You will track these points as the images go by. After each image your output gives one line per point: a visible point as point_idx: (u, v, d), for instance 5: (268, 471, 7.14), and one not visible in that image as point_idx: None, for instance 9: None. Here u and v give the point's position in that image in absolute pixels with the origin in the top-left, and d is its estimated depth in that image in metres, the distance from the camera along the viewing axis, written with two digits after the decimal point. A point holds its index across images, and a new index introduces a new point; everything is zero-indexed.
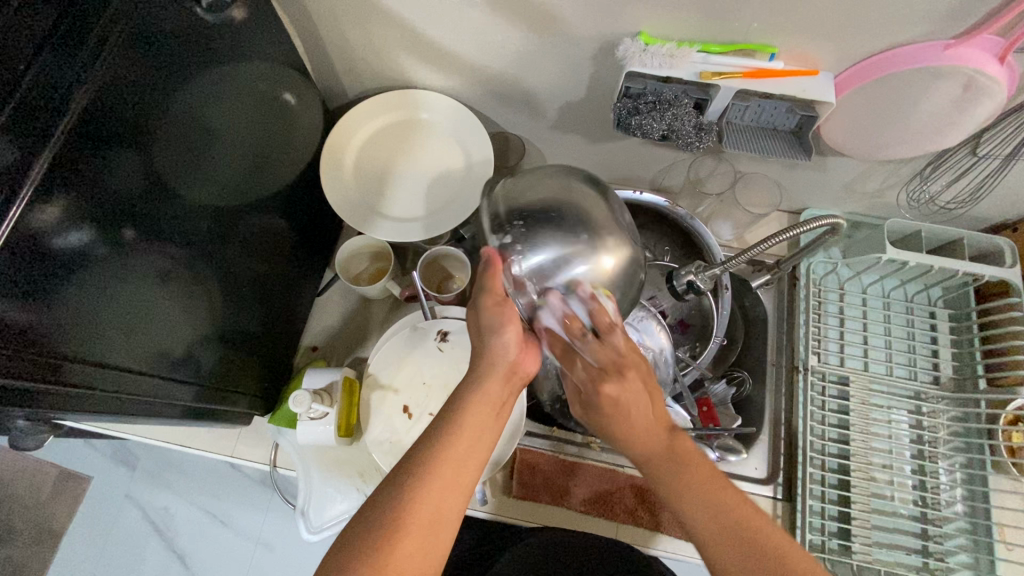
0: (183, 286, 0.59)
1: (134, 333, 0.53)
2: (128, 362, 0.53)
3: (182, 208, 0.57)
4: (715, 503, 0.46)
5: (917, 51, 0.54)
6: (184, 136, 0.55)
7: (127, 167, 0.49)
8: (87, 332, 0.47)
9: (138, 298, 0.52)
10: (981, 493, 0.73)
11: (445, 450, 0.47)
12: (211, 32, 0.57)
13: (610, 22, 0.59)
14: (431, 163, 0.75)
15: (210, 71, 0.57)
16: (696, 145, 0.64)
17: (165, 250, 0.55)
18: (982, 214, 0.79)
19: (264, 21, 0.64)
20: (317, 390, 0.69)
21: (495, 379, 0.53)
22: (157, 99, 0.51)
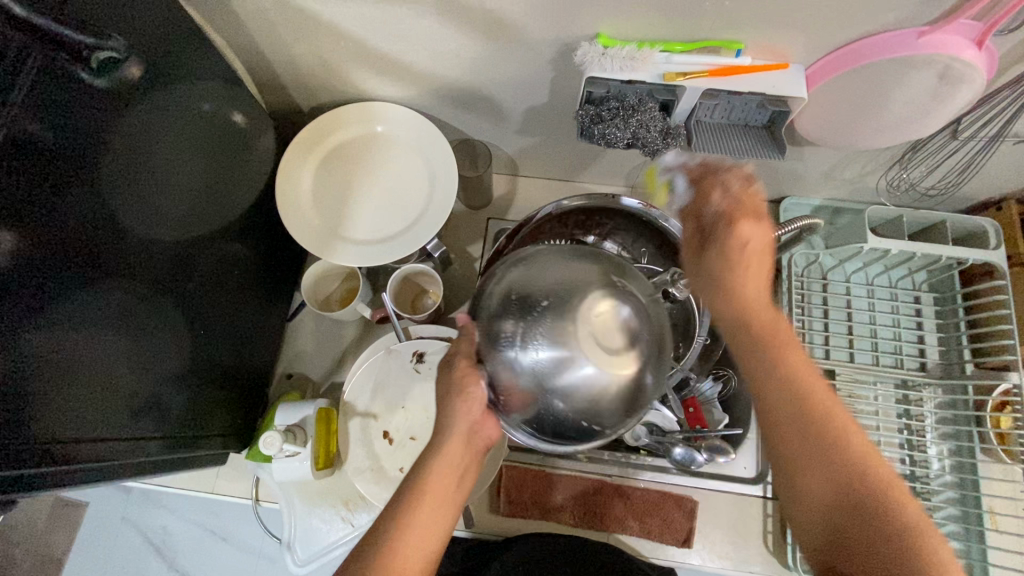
0: (139, 331, 0.55)
1: (94, 395, 0.50)
2: (89, 426, 0.50)
3: (125, 255, 0.53)
4: (812, 411, 0.41)
5: (891, 39, 0.51)
6: (117, 183, 0.51)
7: (47, 258, 0.44)
8: (53, 422, 0.46)
9: (91, 372, 0.49)
10: (971, 481, 0.72)
11: (404, 530, 0.46)
12: (110, 96, 0.49)
13: (566, 25, 0.55)
14: (393, 179, 0.72)
15: (130, 129, 0.52)
16: (662, 151, 0.61)
17: (114, 301, 0.52)
18: (966, 196, 0.77)
19: (190, 47, 0.58)
20: (289, 427, 0.67)
21: (456, 442, 0.50)
22: (70, 179, 0.46)
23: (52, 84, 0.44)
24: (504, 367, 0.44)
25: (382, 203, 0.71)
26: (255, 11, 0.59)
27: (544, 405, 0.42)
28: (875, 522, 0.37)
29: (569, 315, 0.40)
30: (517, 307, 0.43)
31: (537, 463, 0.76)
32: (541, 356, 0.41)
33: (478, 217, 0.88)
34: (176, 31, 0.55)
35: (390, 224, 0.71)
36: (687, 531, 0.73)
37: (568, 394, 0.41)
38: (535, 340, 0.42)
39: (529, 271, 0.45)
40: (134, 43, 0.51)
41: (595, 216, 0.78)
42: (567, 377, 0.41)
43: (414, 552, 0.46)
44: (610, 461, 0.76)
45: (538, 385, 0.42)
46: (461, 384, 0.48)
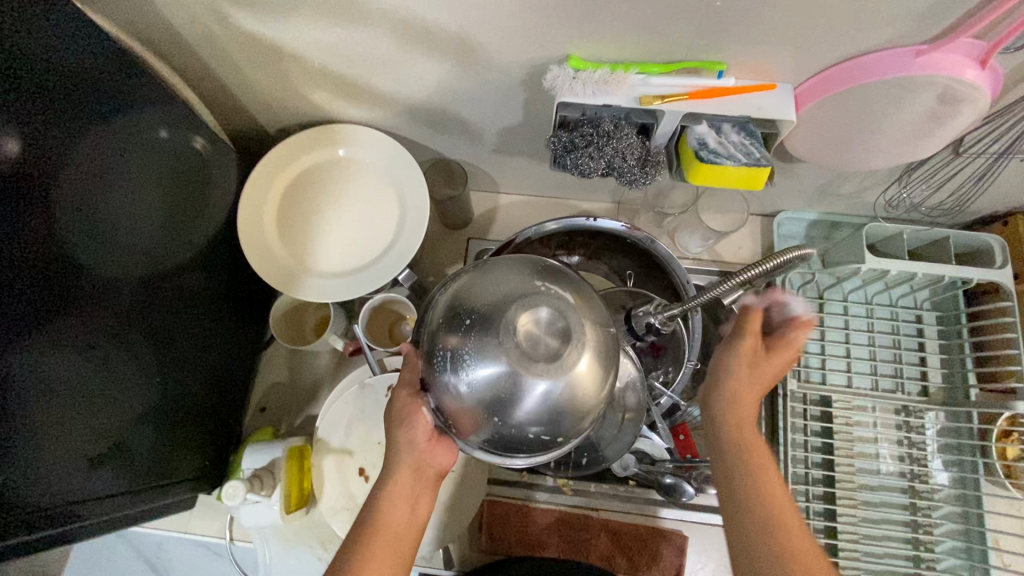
0: (94, 388, 0.52)
1: (48, 466, 0.47)
2: (44, 496, 0.47)
3: (71, 312, 0.49)
4: (747, 440, 0.50)
5: (887, 59, 0.47)
6: (53, 242, 0.47)
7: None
8: (25, 489, 0.45)
9: (46, 446, 0.46)
10: (976, 514, 0.69)
11: (362, 566, 0.46)
12: (26, 158, 0.44)
13: (534, 47, 0.51)
14: (363, 205, 0.68)
15: (65, 177, 0.48)
16: (643, 182, 0.57)
17: (61, 365, 0.48)
18: (971, 210, 0.72)
19: (113, 72, 0.52)
20: (253, 474, 0.64)
21: (404, 473, 0.50)
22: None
23: None
24: (448, 391, 0.44)
25: (349, 232, 0.68)
26: (205, 36, 0.55)
27: (491, 419, 0.43)
28: (767, 526, 0.46)
29: (503, 327, 0.41)
30: (454, 326, 0.44)
31: (521, 497, 0.74)
32: (477, 375, 0.41)
33: (457, 237, 0.84)
34: (98, 60, 0.50)
35: (358, 254, 0.67)
36: (677, 567, 0.70)
37: (513, 406, 0.41)
38: (470, 359, 0.42)
39: (467, 288, 0.45)
40: (38, 93, 0.45)
41: (578, 237, 0.74)
42: (507, 389, 0.41)
43: None
44: (595, 493, 0.73)
45: (483, 400, 0.42)
46: (404, 413, 0.49)
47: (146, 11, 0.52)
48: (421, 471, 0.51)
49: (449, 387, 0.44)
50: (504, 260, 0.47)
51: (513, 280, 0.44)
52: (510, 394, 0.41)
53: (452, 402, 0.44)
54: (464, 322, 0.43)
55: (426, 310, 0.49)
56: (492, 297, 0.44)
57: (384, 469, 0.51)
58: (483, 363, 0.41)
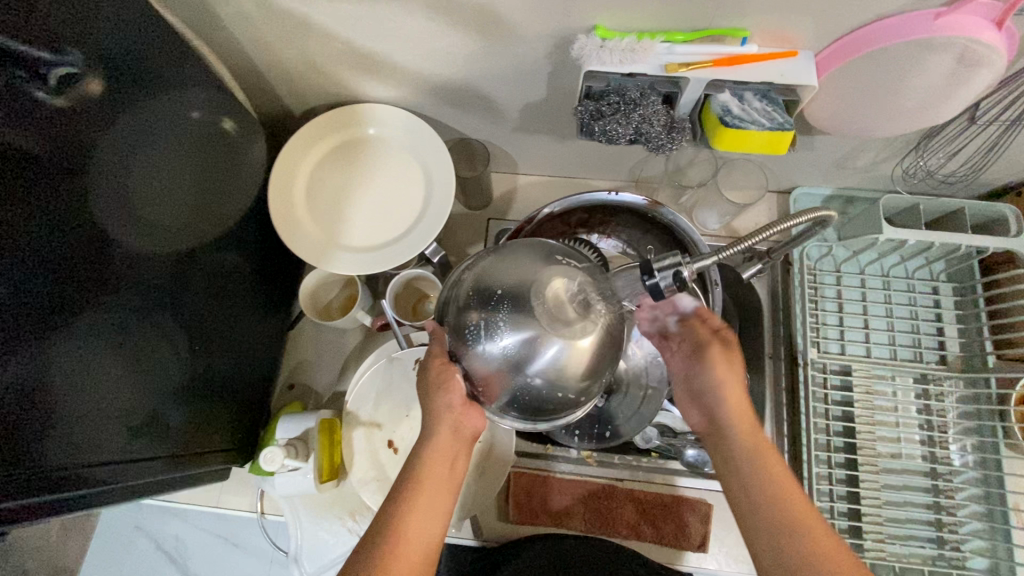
0: (140, 346, 0.54)
1: (101, 410, 0.49)
2: (95, 448, 0.49)
3: (123, 264, 0.51)
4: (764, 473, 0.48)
5: (906, 22, 0.48)
6: (110, 194, 0.50)
7: (25, 291, 0.42)
8: (51, 452, 0.44)
9: (98, 388, 0.49)
10: (996, 478, 0.70)
11: (404, 523, 0.47)
12: (73, 116, 0.45)
13: (561, 18, 0.52)
14: (391, 183, 0.70)
15: (104, 143, 0.49)
16: (668, 147, 0.59)
17: (113, 311, 0.51)
18: (984, 181, 0.74)
19: (161, 50, 0.54)
20: (289, 442, 0.66)
21: (442, 435, 0.50)
22: (58, 195, 0.44)
23: (23, 102, 0.42)
24: (478, 359, 0.46)
25: (377, 209, 0.70)
26: (239, 14, 0.57)
27: (519, 385, 0.45)
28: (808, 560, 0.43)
29: (529, 301, 0.44)
30: (482, 300, 0.46)
31: (545, 468, 0.75)
32: (508, 343, 0.44)
33: (478, 217, 0.86)
34: (154, 34, 0.53)
35: (386, 231, 0.69)
36: (702, 535, 0.71)
37: (541, 370, 0.44)
38: (501, 329, 0.44)
39: (493, 266, 0.48)
40: (97, 56, 0.47)
41: (598, 213, 0.76)
42: (537, 354, 0.43)
43: (417, 541, 0.47)
44: (618, 464, 0.74)
45: (510, 367, 0.44)
46: (440, 379, 0.50)
47: None
48: (458, 433, 0.51)
49: (479, 356, 0.46)
50: (520, 243, 0.49)
51: (535, 258, 0.47)
52: (536, 360, 0.44)
53: (484, 370, 0.46)
54: (493, 295, 0.45)
55: (451, 287, 0.51)
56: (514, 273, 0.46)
57: (423, 430, 0.51)
58: (511, 333, 0.44)
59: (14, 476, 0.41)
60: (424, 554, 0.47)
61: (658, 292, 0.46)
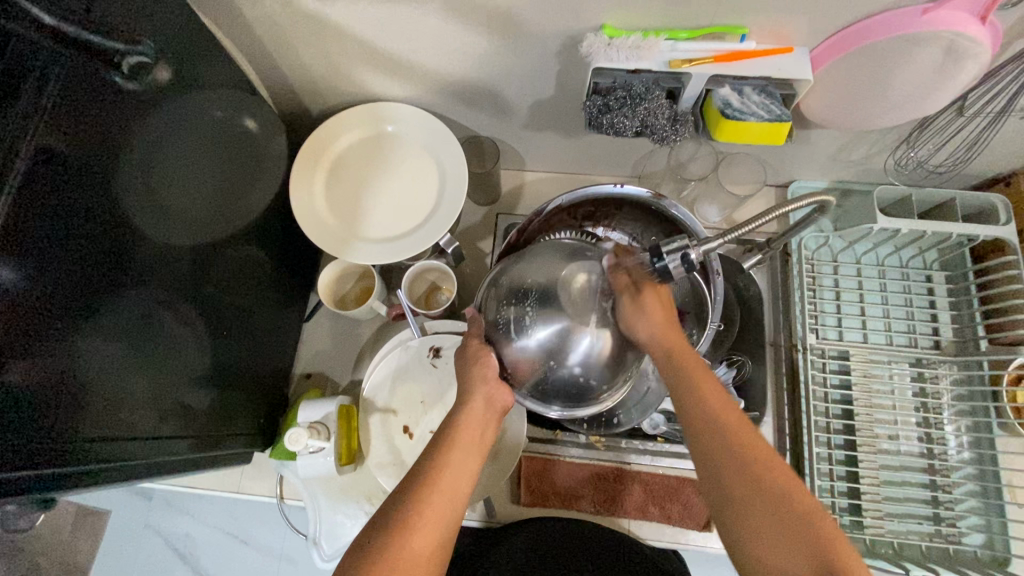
0: (168, 326, 0.57)
1: (132, 384, 0.52)
2: (125, 423, 0.51)
3: (155, 248, 0.55)
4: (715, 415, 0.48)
5: (896, 18, 0.51)
6: (146, 181, 0.53)
7: (76, 258, 0.45)
8: (85, 421, 0.46)
9: (131, 364, 0.52)
10: (990, 457, 0.72)
11: (438, 473, 0.50)
12: (132, 100, 0.50)
13: (570, 18, 0.56)
14: (405, 178, 0.73)
15: (147, 132, 0.53)
16: (673, 138, 0.62)
17: (145, 292, 0.54)
18: (974, 172, 0.77)
19: (204, 55, 0.59)
20: (312, 424, 0.68)
21: (476, 401, 0.53)
22: (102, 178, 0.48)
23: (80, 90, 0.45)
24: (515, 347, 0.51)
25: (393, 203, 0.73)
26: (264, 16, 0.60)
27: (550, 372, 0.50)
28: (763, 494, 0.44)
29: (565, 298, 0.49)
30: (520, 295, 0.51)
31: (555, 452, 0.77)
32: (542, 334, 0.49)
33: (487, 212, 0.89)
34: (190, 36, 0.57)
35: (402, 223, 0.72)
36: (707, 515, 0.73)
37: (569, 359, 0.49)
38: (539, 321, 0.49)
39: (528, 265, 0.53)
40: (162, 52, 0.53)
41: (603, 206, 0.79)
42: (567, 344, 0.49)
43: (447, 494, 0.49)
44: (625, 448, 0.76)
45: (545, 356, 0.50)
46: (474, 356, 0.55)
47: None
48: (491, 403, 0.54)
49: (516, 344, 0.51)
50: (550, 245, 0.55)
51: (564, 256, 0.52)
52: (567, 349, 0.49)
53: (519, 356, 0.51)
54: (529, 291, 0.51)
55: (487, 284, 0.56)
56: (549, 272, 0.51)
57: (459, 396, 0.55)
58: (548, 325, 0.49)
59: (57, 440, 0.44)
60: (455, 505, 0.49)
61: (667, 274, 0.49)
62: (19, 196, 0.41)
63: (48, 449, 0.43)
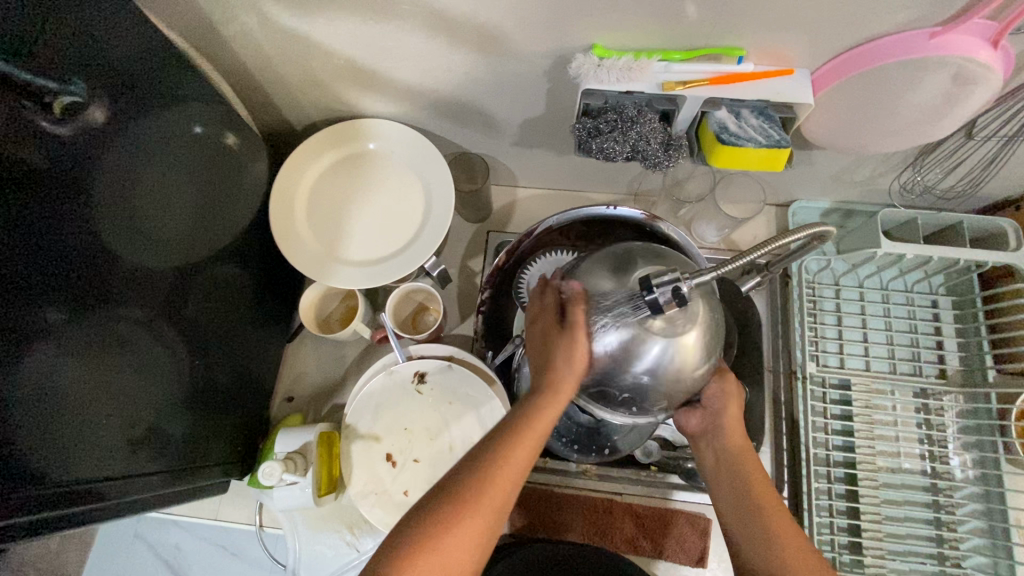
0: (140, 356, 0.54)
1: (102, 422, 0.50)
2: (89, 466, 0.49)
3: (123, 278, 0.52)
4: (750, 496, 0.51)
5: (902, 42, 0.49)
6: (116, 207, 0.50)
7: (26, 305, 0.42)
8: (48, 469, 0.44)
9: (98, 405, 0.49)
10: (997, 493, 0.70)
11: (511, 458, 0.47)
12: (77, 146, 0.45)
13: (558, 36, 0.53)
14: (391, 198, 0.71)
15: (111, 157, 0.49)
16: (666, 164, 0.59)
17: (114, 323, 0.51)
18: (983, 195, 0.74)
19: (164, 68, 0.54)
20: (288, 455, 0.67)
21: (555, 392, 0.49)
22: (61, 212, 0.44)
23: (26, 130, 0.41)
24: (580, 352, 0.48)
25: (379, 223, 0.71)
26: (243, 32, 0.58)
27: (619, 379, 0.47)
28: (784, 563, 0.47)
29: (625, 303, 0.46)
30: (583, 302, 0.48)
31: (544, 482, 0.75)
32: (611, 339, 0.46)
33: (478, 230, 0.86)
34: (160, 50, 0.53)
35: (387, 244, 0.70)
36: (701, 551, 0.71)
37: (636, 366, 0.46)
38: (605, 326, 0.46)
39: (589, 269, 0.50)
40: (105, 79, 0.48)
41: (597, 227, 0.75)
42: (632, 350, 0.45)
43: (510, 482, 0.46)
44: (619, 479, 0.74)
45: (614, 364, 0.47)
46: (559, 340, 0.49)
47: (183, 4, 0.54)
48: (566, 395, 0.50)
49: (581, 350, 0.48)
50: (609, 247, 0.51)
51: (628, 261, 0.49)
52: (634, 355, 0.46)
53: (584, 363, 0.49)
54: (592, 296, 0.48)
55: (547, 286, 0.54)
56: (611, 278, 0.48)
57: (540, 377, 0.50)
58: (614, 330, 0.46)
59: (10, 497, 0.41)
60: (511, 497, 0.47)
61: (657, 310, 0.43)
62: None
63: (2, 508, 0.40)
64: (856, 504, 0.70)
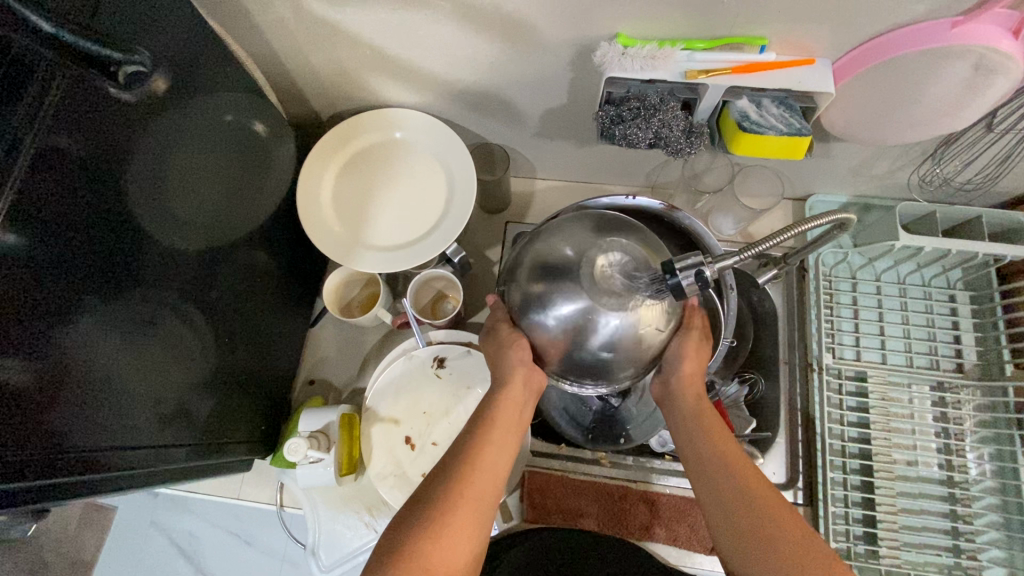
0: (173, 330, 0.56)
1: (138, 388, 0.52)
2: (123, 432, 0.50)
3: (160, 254, 0.53)
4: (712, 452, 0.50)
5: (923, 32, 0.49)
6: (156, 184, 0.52)
7: (70, 266, 0.43)
8: (81, 431, 0.45)
9: (133, 371, 0.51)
10: (1014, 487, 0.69)
11: (485, 443, 0.51)
12: (126, 115, 0.48)
13: (585, 25, 0.54)
14: (415, 185, 0.73)
15: (153, 136, 0.51)
16: (687, 151, 0.60)
17: (150, 296, 0.53)
18: (1001, 190, 0.74)
19: (207, 53, 0.56)
20: (312, 434, 0.68)
21: (514, 384, 0.54)
22: (110, 184, 0.47)
23: (83, 99, 0.44)
24: (542, 325, 0.50)
25: (402, 209, 0.72)
26: (275, 21, 0.60)
27: (576, 350, 0.49)
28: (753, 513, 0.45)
29: (579, 276, 0.47)
30: (544, 275, 0.49)
31: (558, 469, 0.76)
32: (568, 311, 0.48)
33: (496, 220, 0.87)
34: (204, 38, 0.55)
35: (409, 230, 0.72)
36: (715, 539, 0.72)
37: (593, 337, 0.48)
38: (559, 299, 0.48)
39: (548, 243, 0.51)
40: (162, 60, 0.50)
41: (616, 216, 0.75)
42: (589, 321, 0.47)
43: (492, 468, 0.50)
44: (634, 467, 0.75)
45: (572, 336, 0.49)
46: (508, 340, 0.54)
47: None
48: (529, 384, 0.55)
49: (542, 324, 0.50)
50: (568, 219, 0.52)
51: (586, 234, 0.50)
52: (588, 326, 0.48)
53: (547, 338, 0.51)
54: (551, 269, 0.49)
55: (506, 263, 0.56)
56: (567, 252, 0.49)
57: (495, 380, 0.55)
58: (567, 302, 0.48)
59: (48, 453, 0.42)
60: (495, 483, 0.49)
61: (679, 290, 0.45)
62: (12, 212, 0.39)
63: (39, 461, 0.42)
64: (871, 495, 0.70)
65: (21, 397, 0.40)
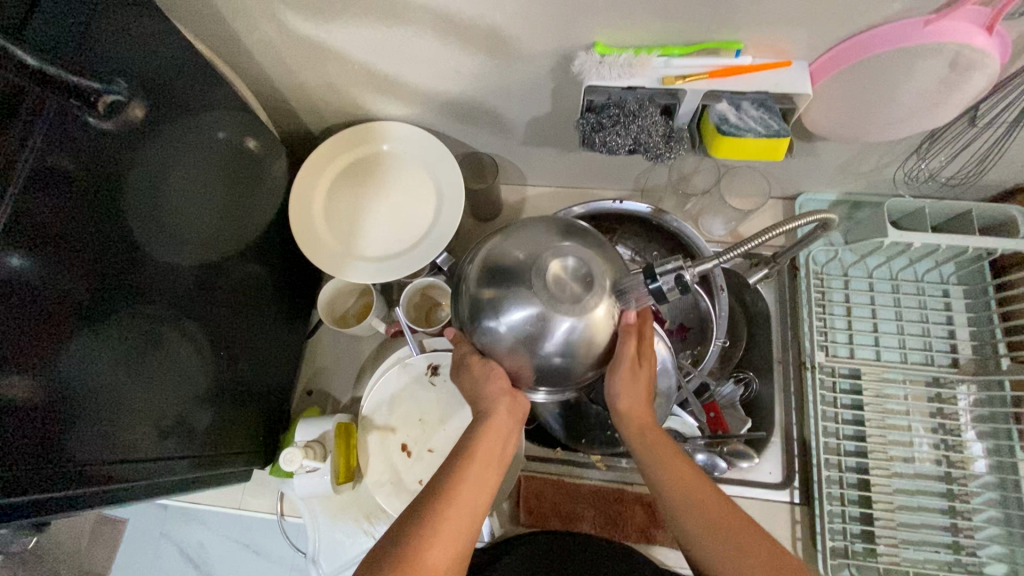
0: (170, 347, 0.58)
1: (133, 407, 0.52)
2: (121, 449, 0.51)
3: (155, 272, 0.55)
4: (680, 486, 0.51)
5: (897, 30, 0.50)
6: (149, 204, 0.53)
7: (60, 291, 0.44)
8: (82, 449, 0.47)
9: (127, 391, 0.52)
10: (1012, 481, 0.69)
11: (465, 476, 0.50)
12: (113, 140, 0.48)
13: (562, 35, 0.55)
14: (404, 197, 0.74)
15: (143, 159, 0.52)
16: (667, 155, 0.61)
17: (146, 311, 0.54)
18: (990, 184, 0.74)
19: (191, 74, 0.57)
20: (308, 443, 0.69)
21: (499, 415, 0.53)
22: (100, 208, 0.47)
23: (67, 132, 0.44)
24: (494, 335, 0.48)
25: (392, 221, 0.74)
26: (262, 40, 0.61)
27: (533, 356, 0.47)
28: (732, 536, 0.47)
29: (529, 279, 0.46)
30: (495, 276, 0.47)
31: (555, 473, 0.77)
32: (517, 317, 0.46)
33: (488, 228, 0.89)
34: (189, 60, 0.56)
35: (400, 241, 0.73)
36: None
37: (546, 341, 0.46)
38: (506, 304, 0.46)
39: (502, 242, 0.49)
40: (138, 85, 0.50)
41: (605, 220, 0.76)
42: (546, 333, 0.46)
43: (469, 506, 0.49)
44: (629, 468, 0.76)
45: (526, 343, 0.47)
46: (483, 370, 0.53)
47: (204, 12, 0.57)
48: (512, 413, 0.54)
49: (494, 334, 0.48)
50: (530, 220, 0.50)
51: (545, 236, 0.48)
52: (539, 330, 0.46)
53: (504, 349, 0.49)
54: (500, 272, 0.47)
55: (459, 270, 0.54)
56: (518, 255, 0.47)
57: (476, 413, 0.54)
58: (516, 308, 0.46)
59: (50, 471, 0.44)
60: (471, 521, 0.48)
61: (661, 296, 0.46)
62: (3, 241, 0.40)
63: (35, 484, 0.42)
64: (868, 492, 0.70)
65: (21, 417, 0.41)
